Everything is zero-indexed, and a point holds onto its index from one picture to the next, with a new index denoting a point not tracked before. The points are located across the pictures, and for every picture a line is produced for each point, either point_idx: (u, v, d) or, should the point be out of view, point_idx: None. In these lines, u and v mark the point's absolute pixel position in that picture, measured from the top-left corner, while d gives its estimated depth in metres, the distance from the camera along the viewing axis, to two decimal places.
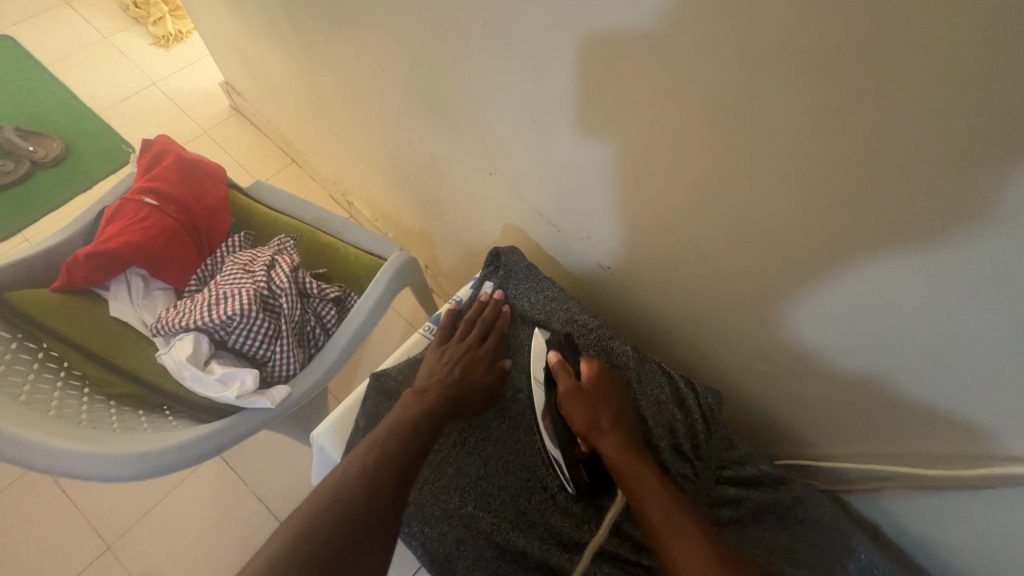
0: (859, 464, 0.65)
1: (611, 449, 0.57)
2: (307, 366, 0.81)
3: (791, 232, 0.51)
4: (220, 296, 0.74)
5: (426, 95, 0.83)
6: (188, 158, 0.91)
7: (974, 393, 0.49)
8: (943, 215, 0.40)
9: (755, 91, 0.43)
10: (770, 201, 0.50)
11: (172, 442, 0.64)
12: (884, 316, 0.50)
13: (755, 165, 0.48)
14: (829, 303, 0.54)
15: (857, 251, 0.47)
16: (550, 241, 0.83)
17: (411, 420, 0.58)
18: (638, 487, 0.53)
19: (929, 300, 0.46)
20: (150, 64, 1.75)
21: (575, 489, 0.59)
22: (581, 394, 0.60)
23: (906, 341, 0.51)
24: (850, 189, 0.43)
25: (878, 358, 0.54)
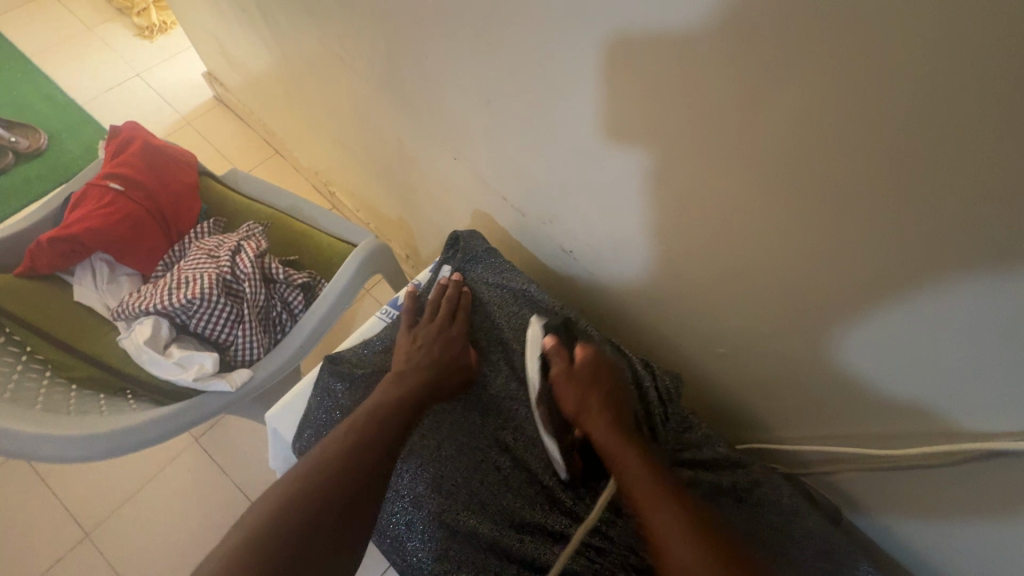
0: (817, 446, 0.65)
1: (601, 433, 0.57)
2: (272, 350, 0.80)
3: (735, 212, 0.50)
4: (182, 280, 0.74)
5: (390, 79, 0.82)
6: (156, 144, 0.91)
7: (975, 398, 0.47)
8: (872, 189, 0.39)
9: (686, 66, 0.42)
10: (713, 180, 0.49)
11: (126, 424, 0.64)
12: (907, 342, 0.47)
13: (695, 143, 0.47)
14: (775, 286, 0.54)
15: (796, 231, 0.47)
16: (517, 227, 0.83)
17: (387, 404, 0.57)
18: (623, 469, 0.53)
19: (871, 277, 0.45)
20: (134, 55, 1.75)
21: (569, 474, 0.60)
22: (574, 379, 0.61)
23: (927, 363, 0.48)
24: (784, 165, 0.43)
25: (827, 340, 0.54)
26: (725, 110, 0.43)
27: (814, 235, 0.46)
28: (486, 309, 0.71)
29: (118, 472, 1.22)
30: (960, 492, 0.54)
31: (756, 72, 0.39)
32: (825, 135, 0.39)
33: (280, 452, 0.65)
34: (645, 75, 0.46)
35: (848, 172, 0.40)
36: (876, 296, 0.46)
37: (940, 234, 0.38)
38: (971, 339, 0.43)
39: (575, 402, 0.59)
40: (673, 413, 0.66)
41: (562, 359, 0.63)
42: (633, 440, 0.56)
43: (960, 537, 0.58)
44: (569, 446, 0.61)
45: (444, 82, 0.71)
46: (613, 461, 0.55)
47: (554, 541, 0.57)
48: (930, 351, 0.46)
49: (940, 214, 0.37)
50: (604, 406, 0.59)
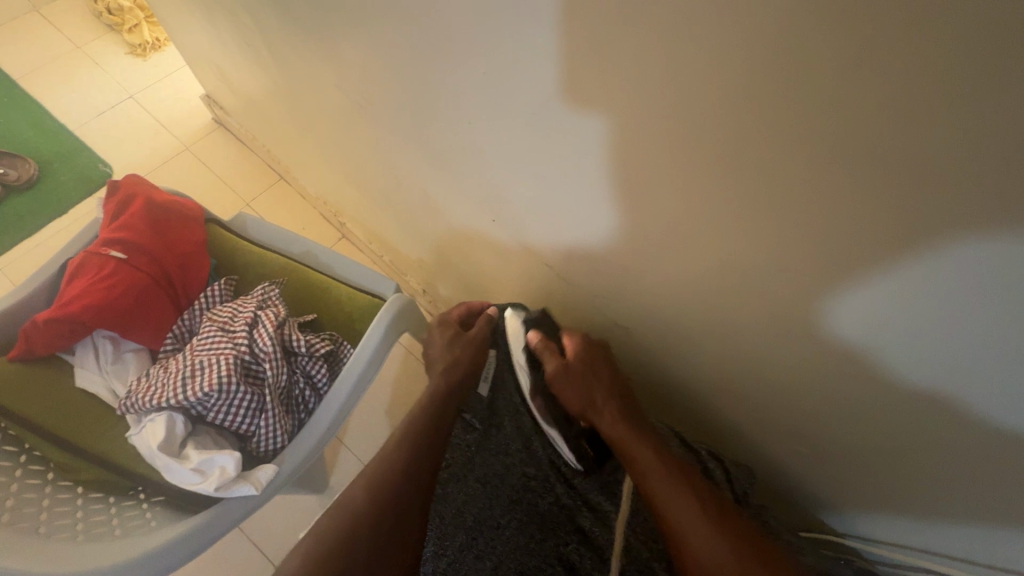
0: (913, 551, 0.61)
1: (609, 424, 0.57)
2: (296, 435, 0.73)
3: (865, 320, 0.43)
4: (196, 367, 0.67)
5: (419, 130, 0.75)
6: (159, 199, 0.83)
7: (988, 384, 0.40)
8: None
9: (833, 178, 0.35)
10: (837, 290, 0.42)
11: (139, 551, 0.57)
12: (917, 324, 0.40)
13: (829, 252, 0.40)
14: (949, 380, 0.42)
15: (962, 351, 0.39)
16: (560, 293, 0.76)
17: (389, 505, 0.52)
18: (636, 461, 0.53)
19: (959, 367, 0.40)
20: (127, 75, 1.65)
21: (582, 465, 0.59)
22: (570, 372, 0.60)
23: (918, 339, 0.41)
24: (952, 290, 0.36)
25: (973, 460, 0.47)
26: (882, 227, 0.36)
27: (970, 360, 0.39)
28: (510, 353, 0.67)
29: None
30: None
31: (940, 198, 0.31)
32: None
33: None
34: (768, 180, 0.39)
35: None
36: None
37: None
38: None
39: (579, 395, 0.59)
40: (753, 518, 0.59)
41: (554, 353, 0.62)
42: (639, 426, 0.57)
43: None
44: (575, 436, 0.61)
45: (489, 146, 0.63)
46: (626, 455, 0.54)
47: None
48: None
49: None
50: (610, 397, 0.59)
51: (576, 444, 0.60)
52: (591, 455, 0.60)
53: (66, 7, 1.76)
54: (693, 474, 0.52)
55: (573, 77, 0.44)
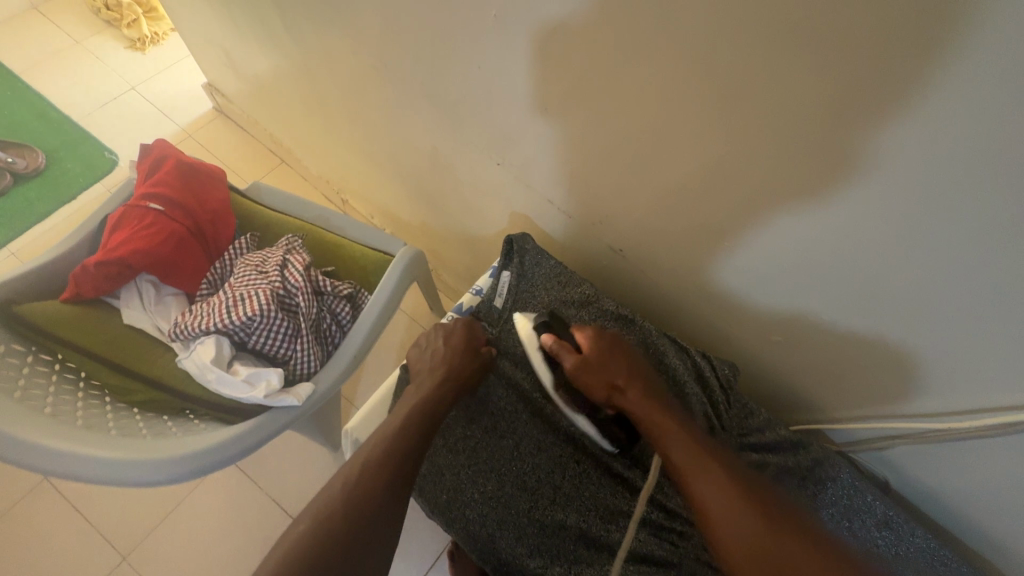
0: (869, 425, 0.69)
1: (637, 404, 0.59)
2: (326, 362, 0.81)
3: (820, 204, 0.52)
4: (238, 298, 0.74)
5: (429, 87, 0.84)
6: (188, 161, 0.90)
7: (877, 304, 0.57)
8: (995, 179, 0.41)
9: (790, 67, 0.44)
10: (797, 176, 0.51)
11: (204, 444, 0.65)
12: (816, 255, 0.57)
13: (787, 141, 0.49)
14: (880, 258, 0.53)
15: (886, 226, 0.50)
16: (559, 229, 0.85)
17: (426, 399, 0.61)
18: (665, 442, 0.56)
19: (866, 291, 0.57)
20: (127, 68, 1.71)
21: (615, 447, 0.63)
22: (591, 364, 0.62)
23: (818, 271, 0.59)
24: (883, 154, 0.45)
25: (910, 326, 0.57)
26: (826, 113, 0.45)
27: (905, 223, 0.48)
28: (522, 276, 0.72)
29: (152, 495, 1.25)
30: (1011, 460, 0.58)
31: (871, 73, 0.41)
32: (936, 125, 0.41)
33: None
34: (740, 85, 0.48)
35: (961, 164, 0.42)
36: (969, 278, 0.49)
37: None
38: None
39: (604, 384, 0.61)
40: (735, 401, 0.68)
41: (571, 349, 0.63)
42: (662, 403, 0.59)
43: (1007, 503, 0.62)
44: (605, 422, 0.63)
45: (497, 93, 0.72)
46: (656, 437, 0.57)
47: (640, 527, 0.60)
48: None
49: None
50: (635, 384, 0.61)
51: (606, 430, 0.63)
52: (622, 437, 0.63)
53: (64, 5, 1.81)
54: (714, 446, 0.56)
55: (572, 10, 0.53)
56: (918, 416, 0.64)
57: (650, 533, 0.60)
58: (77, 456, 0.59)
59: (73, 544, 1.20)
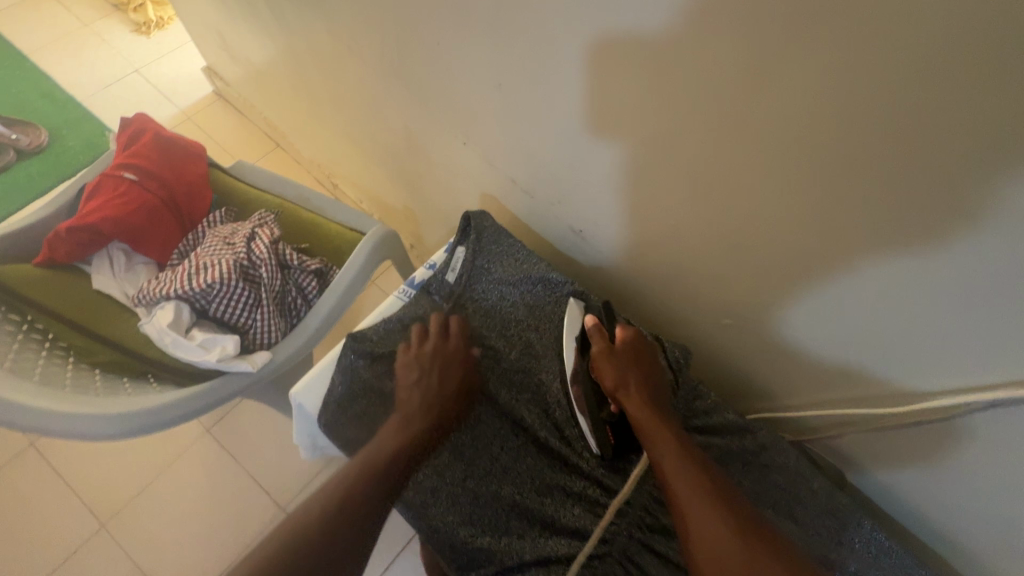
0: (818, 413, 0.68)
1: (638, 409, 0.58)
2: (288, 335, 0.82)
3: (757, 179, 0.52)
4: (201, 267, 0.76)
5: (398, 65, 0.84)
6: (167, 134, 0.92)
7: (891, 352, 0.56)
8: (912, 144, 0.40)
9: (712, 34, 0.44)
10: (733, 147, 0.51)
11: (156, 402, 0.67)
12: (836, 310, 0.57)
13: (719, 109, 0.48)
14: (892, 310, 0.52)
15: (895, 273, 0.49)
16: (524, 210, 0.85)
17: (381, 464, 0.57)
18: (658, 449, 0.56)
19: (881, 336, 0.55)
20: (132, 51, 1.75)
21: (602, 452, 0.61)
22: (614, 356, 0.62)
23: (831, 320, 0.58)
24: (804, 125, 0.44)
25: (914, 359, 0.55)
26: (750, 79, 0.44)
27: (834, 195, 0.47)
28: (478, 252, 0.72)
29: (133, 464, 1.28)
30: (953, 446, 0.57)
31: (786, 35, 0.40)
32: (848, 88, 0.40)
33: (304, 426, 0.66)
34: (671, 49, 0.47)
35: (877, 130, 0.41)
36: (903, 255, 0.47)
37: (978, 190, 0.39)
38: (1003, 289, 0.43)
39: (616, 379, 0.60)
40: (685, 382, 0.68)
41: (604, 335, 0.64)
42: (666, 415, 0.58)
43: (956, 494, 0.61)
44: (602, 421, 0.61)
45: (458, 67, 0.73)
46: (650, 443, 0.56)
47: (574, 502, 0.61)
48: (960, 302, 0.47)
49: (980, 165, 0.38)
50: (644, 387, 0.60)
51: (601, 431, 0.60)
52: (612, 443, 0.61)
53: None
54: (704, 464, 0.55)
55: None
56: (864, 403, 0.63)
57: (584, 508, 0.60)
58: (22, 404, 0.59)
59: (55, 509, 1.23)
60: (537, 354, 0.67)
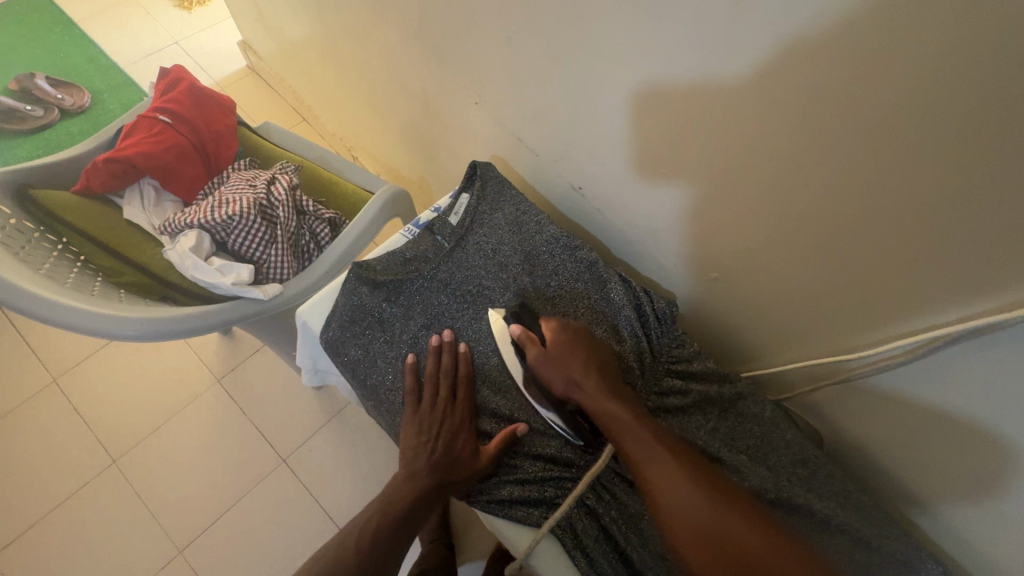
0: (799, 368, 0.70)
1: (591, 401, 0.60)
2: (299, 273, 0.87)
3: (741, 120, 0.55)
4: (223, 201, 0.82)
5: (418, 27, 0.89)
6: (201, 86, 0.99)
7: (878, 302, 0.58)
8: (882, 70, 0.43)
9: None
10: (721, 88, 0.54)
11: (172, 314, 0.73)
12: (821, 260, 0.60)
13: (712, 48, 0.52)
14: (871, 251, 0.55)
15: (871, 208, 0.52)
16: (530, 169, 0.89)
17: (404, 504, 0.62)
18: (618, 436, 0.57)
19: (868, 287, 0.57)
20: (173, 24, 1.85)
21: (581, 437, 0.62)
22: (550, 358, 0.62)
23: (819, 273, 0.61)
24: (785, 59, 0.48)
25: (893, 304, 0.57)
26: (738, 14, 0.48)
27: (813, 129, 0.51)
28: (480, 199, 0.75)
29: (146, 406, 1.34)
30: (921, 390, 0.59)
31: None
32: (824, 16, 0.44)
33: (308, 346, 0.70)
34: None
35: (850, 58, 0.44)
36: (875, 189, 0.50)
37: (938, 111, 0.43)
38: (962, 219, 0.46)
39: (562, 379, 0.61)
40: (668, 331, 0.70)
41: (534, 341, 0.64)
42: (619, 397, 0.60)
43: (930, 445, 0.62)
44: (569, 413, 0.63)
45: (472, 25, 0.78)
46: (609, 433, 0.58)
47: (550, 434, 0.64)
48: (924, 237, 0.50)
49: (939, 87, 0.41)
50: (593, 376, 0.61)
51: (570, 421, 0.62)
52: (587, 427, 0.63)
53: None
54: (668, 437, 0.57)
55: None
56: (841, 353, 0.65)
57: (559, 440, 0.64)
58: (51, 299, 0.65)
59: (71, 442, 1.30)
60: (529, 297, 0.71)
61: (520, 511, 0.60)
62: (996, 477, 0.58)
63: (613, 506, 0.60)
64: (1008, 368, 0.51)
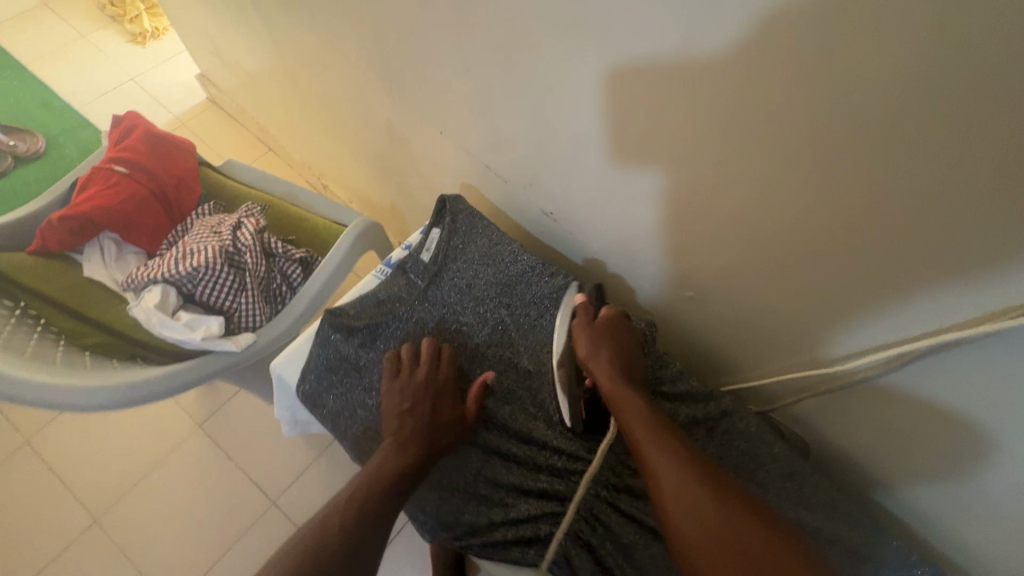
0: (782, 380, 0.71)
1: (614, 380, 0.60)
2: (273, 318, 0.85)
3: (703, 149, 0.55)
4: (187, 252, 0.80)
5: (377, 61, 0.89)
6: (158, 130, 0.96)
7: (847, 314, 0.59)
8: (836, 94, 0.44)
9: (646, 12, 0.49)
10: (680, 120, 0.55)
11: (140, 377, 0.71)
12: (800, 274, 0.59)
13: (668, 77, 0.52)
14: (841, 268, 0.55)
15: (838, 229, 0.52)
16: (500, 196, 0.88)
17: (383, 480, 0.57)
18: (627, 418, 0.57)
19: (844, 297, 0.57)
20: (128, 60, 1.81)
21: (574, 423, 0.63)
22: (595, 330, 0.63)
23: (795, 290, 0.61)
24: (739, 84, 0.48)
25: (867, 315, 0.57)
26: (691, 53, 0.49)
27: (771, 158, 0.51)
28: (451, 234, 0.74)
29: (127, 459, 1.30)
30: (907, 398, 0.60)
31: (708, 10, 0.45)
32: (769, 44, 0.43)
33: (285, 400, 0.69)
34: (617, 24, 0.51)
35: (798, 94, 0.45)
36: (840, 207, 0.51)
37: (891, 137, 0.43)
38: (924, 238, 0.47)
39: (593, 351, 0.62)
40: (650, 353, 0.70)
41: (588, 311, 0.66)
42: (636, 387, 0.60)
43: (912, 448, 0.63)
44: (578, 397, 0.64)
45: (430, 59, 0.77)
46: (622, 412, 0.58)
47: (539, 470, 0.63)
48: (894, 252, 0.50)
49: (888, 116, 0.42)
50: (620, 361, 0.62)
51: (574, 404, 0.63)
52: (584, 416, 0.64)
53: (72, 3, 1.93)
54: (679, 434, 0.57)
55: None
56: (818, 363, 0.65)
57: (550, 476, 0.63)
58: (12, 377, 0.63)
59: (48, 504, 1.25)
60: (508, 330, 0.70)
61: (516, 553, 0.59)
62: (982, 479, 0.58)
63: (608, 538, 0.60)
64: (991, 372, 0.51)
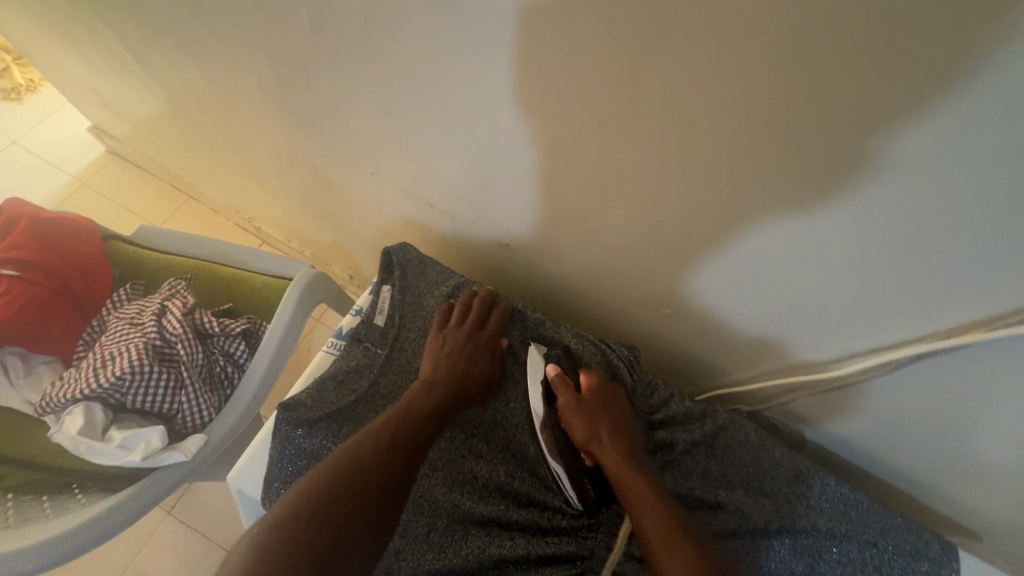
0: (769, 383, 0.68)
1: (611, 462, 0.56)
2: (223, 409, 0.76)
3: (661, 175, 0.51)
4: (107, 357, 0.70)
5: (285, 103, 0.80)
6: (46, 215, 0.84)
7: (826, 322, 0.56)
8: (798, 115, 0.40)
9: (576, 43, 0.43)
10: (630, 149, 0.50)
11: (76, 521, 0.62)
12: (780, 287, 0.55)
13: (612, 107, 0.47)
14: (819, 281, 0.52)
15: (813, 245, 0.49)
16: (448, 230, 0.82)
17: (421, 410, 0.57)
18: (633, 501, 0.53)
19: (827, 306, 0.54)
20: (5, 121, 1.61)
21: (583, 506, 0.58)
22: (581, 407, 0.59)
23: (776, 302, 0.58)
24: (691, 112, 0.43)
25: (854, 321, 0.54)
26: (633, 82, 0.43)
27: (736, 180, 0.47)
28: (405, 288, 0.69)
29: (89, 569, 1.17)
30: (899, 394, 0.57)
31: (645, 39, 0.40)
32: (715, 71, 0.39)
33: (252, 511, 0.62)
34: (544, 58, 0.46)
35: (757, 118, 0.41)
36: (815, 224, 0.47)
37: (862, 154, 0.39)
38: (907, 250, 0.44)
39: (585, 431, 0.58)
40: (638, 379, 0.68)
41: (568, 386, 0.62)
42: (638, 465, 0.56)
43: (907, 437, 0.62)
44: (579, 474, 0.59)
45: (344, 99, 0.69)
46: (627, 498, 0.53)
47: (546, 532, 0.58)
48: (876, 263, 0.47)
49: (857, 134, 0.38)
50: (614, 434, 0.58)
51: (579, 485, 0.59)
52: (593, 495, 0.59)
53: None
54: (687, 521, 0.52)
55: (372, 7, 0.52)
56: (803, 366, 0.63)
57: (559, 537, 0.58)
58: None
59: None
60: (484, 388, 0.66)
61: None
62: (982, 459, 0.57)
63: None
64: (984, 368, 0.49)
